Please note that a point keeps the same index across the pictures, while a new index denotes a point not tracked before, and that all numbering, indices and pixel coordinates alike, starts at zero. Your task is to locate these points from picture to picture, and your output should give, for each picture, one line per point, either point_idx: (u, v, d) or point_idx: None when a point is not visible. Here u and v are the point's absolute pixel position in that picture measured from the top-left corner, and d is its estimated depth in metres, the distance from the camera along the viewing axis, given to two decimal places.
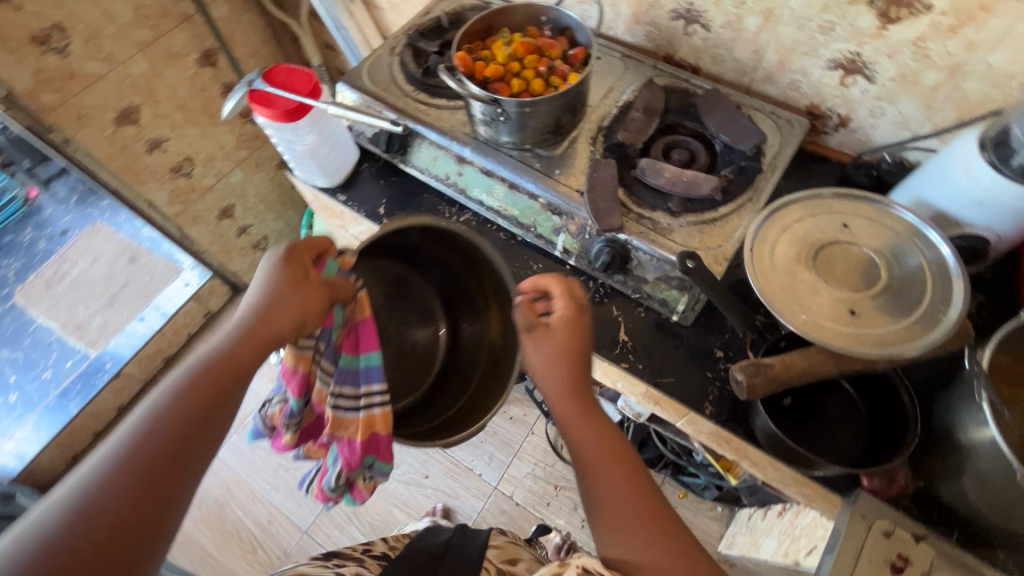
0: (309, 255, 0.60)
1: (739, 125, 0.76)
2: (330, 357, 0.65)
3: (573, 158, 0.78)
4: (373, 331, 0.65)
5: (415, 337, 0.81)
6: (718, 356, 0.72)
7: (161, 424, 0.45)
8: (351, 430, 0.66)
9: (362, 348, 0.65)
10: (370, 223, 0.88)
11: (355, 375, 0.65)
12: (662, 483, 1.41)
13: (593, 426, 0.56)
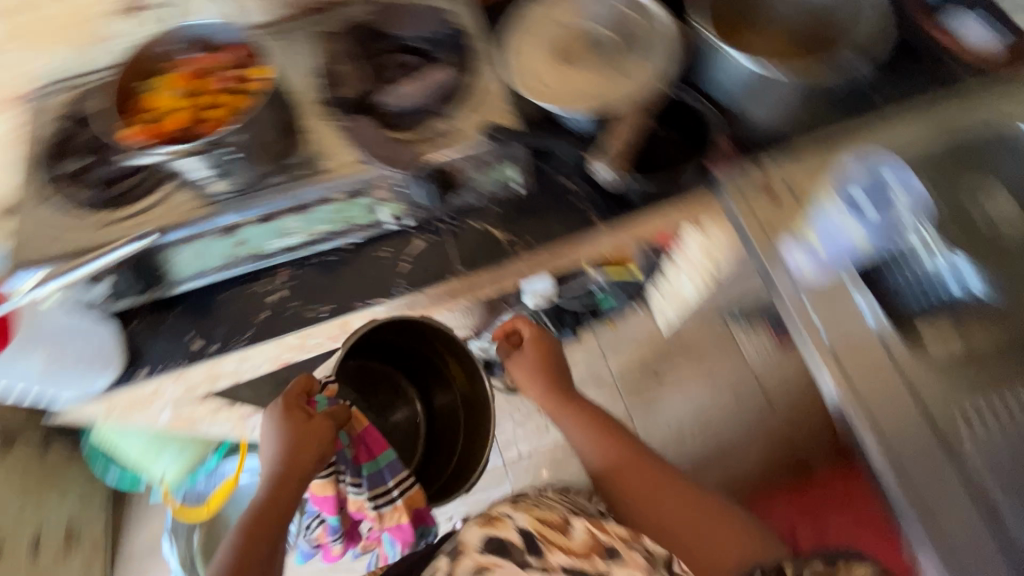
0: (298, 398, 0.78)
1: (420, 14, 0.78)
2: (352, 472, 0.89)
3: (326, 141, 0.71)
4: (376, 437, 0.92)
5: (396, 417, 1.16)
6: (569, 183, 0.77)
7: (239, 551, 0.69)
8: (395, 517, 0.94)
9: (373, 453, 0.91)
10: (200, 363, 0.74)
11: (378, 476, 0.92)
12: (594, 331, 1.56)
13: (567, 408, 0.93)
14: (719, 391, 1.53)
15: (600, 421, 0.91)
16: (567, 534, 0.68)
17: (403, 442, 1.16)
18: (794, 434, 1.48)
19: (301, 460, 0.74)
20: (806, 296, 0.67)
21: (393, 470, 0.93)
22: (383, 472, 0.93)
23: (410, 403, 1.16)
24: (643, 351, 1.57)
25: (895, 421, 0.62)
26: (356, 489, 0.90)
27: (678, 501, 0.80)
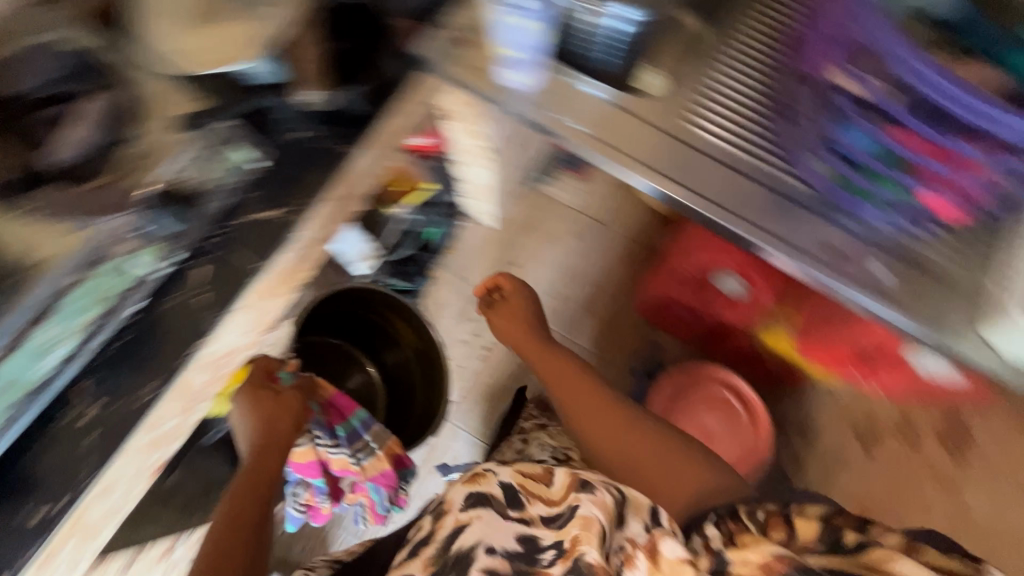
0: (262, 374, 0.78)
1: (30, 60, 0.65)
2: (329, 435, 1.08)
3: (22, 238, 0.61)
4: (346, 401, 1.11)
5: (354, 381, 1.45)
6: (303, 135, 0.77)
7: (228, 512, 0.72)
8: (377, 466, 1.19)
9: (345, 414, 1.11)
10: (64, 518, 0.67)
11: (354, 433, 1.13)
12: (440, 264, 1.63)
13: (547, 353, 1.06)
14: (566, 244, 1.69)
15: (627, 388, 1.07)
16: (548, 482, 0.72)
17: (362, 400, 1.45)
18: (636, 239, 1.70)
19: (279, 432, 0.78)
20: (541, 102, 0.78)
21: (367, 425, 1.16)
22: (358, 430, 1.13)
23: (364, 370, 1.46)
24: (489, 251, 1.67)
25: (644, 143, 0.77)
26: (336, 447, 1.11)
27: (631, 430, 0.92)
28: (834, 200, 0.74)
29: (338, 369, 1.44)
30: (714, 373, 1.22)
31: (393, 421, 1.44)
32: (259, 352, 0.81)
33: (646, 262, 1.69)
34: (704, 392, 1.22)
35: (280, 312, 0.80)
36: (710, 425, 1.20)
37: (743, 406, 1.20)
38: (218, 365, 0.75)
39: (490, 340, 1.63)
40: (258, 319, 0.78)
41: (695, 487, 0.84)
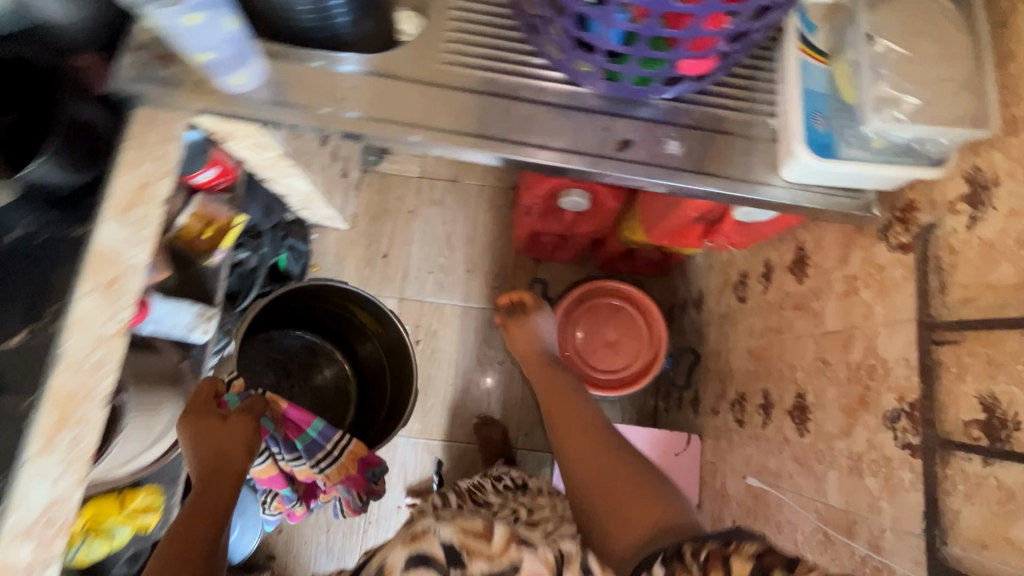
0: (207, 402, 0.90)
1: None
2: (286, 448, 1.15)
3: None
4: (301, 414, 1.16)
5: (320, 374, 1.48)
6: (21, 237, 0.66)
7: (176, 535, 0.74)
8: (343, 471, 1.21)
9: (299, 427, 1.15)
10: None
11: (312, 444, 1.17)
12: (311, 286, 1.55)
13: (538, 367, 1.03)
14: (429, 215, 1.61)
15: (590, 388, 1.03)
16: (489, 536, 0.57)
17: (331, 396, 1.48)
18: (494, 183, 1.64)
19: (229, 456, 0.86)
20: (289, 99, 0.69)
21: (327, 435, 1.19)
22: (317, 441, 1.18)
23: (334, 363, 1.50)
24: (355, 252, 1.58)
25: (412, 98, 0.69)
26: (297, 458, 1.17)
27: (592, 453, 0.82)
28: (625, 95, 0.69)
29: (305, 365, 1.48)
30: (601, 282, 1.21)
31: (360, 411, 1.47)
32: (206, 385, 0.93)
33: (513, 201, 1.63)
34: (592, 307, 1.20)
35: (91, 437, 0.67)
36: (609, 336, 1.18)
37: (637, 303, 1.20)
38: (43, 527, 0.64)
39: None
40: (62, 460, 0.65)
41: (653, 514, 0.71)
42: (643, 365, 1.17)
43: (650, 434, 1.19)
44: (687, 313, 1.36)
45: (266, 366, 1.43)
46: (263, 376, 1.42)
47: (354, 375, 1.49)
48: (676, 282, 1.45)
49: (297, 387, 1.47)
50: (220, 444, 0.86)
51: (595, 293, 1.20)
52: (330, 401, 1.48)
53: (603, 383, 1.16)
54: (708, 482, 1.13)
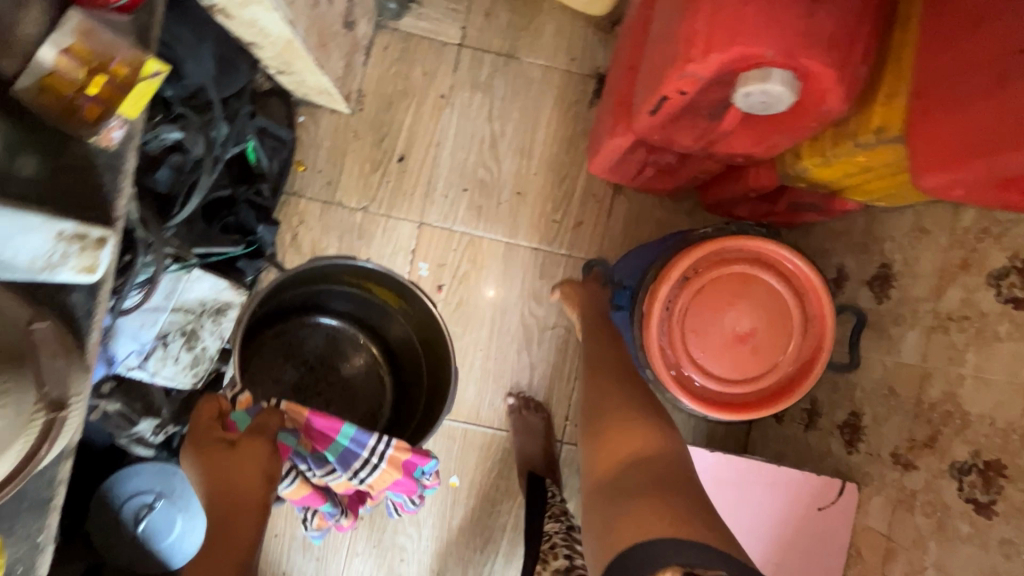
0: (207, 427, 0.69)
1: None
2: (315, 463, 0.81)
3: None
4: (326, 418, 0.81)
5: (350, 366, 1.08)
6: None
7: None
8: (387, 477, 0.85)
9: (327, 437, 0.80)
10: None
11: (346, 453, 0.81)
12: (303, 199, 1.08)
13: (682, 308, 0.88)
14: (468, 103, 1.11)
15: (733, 346, 0.88)
16: None
17: (364, 396, 1.08)
18: (567, 67, 1.12)
19: (242, 487, 0.63)
20: None
21: (364, 440, 0.81)
22: (352, 448, 0.81)
23: (364, 348, 1.10)
24: (359, 148, 1.09)
25: None
26: (331, 473, 0.83)
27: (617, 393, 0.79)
28: None
29: (330, 354, 1.08)
30: (714, 245, 0.86)
31: (399, 411, 1.07)
32: (212, 403, 0.71)
33: (591, 98, 1.13)
34: (707, 285, 0.88)
35: None
36: (741, 325, 0.88)
37: (773, 268, 0.88)
38: None
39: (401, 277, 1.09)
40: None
41: (640, 449, 0.69)
42: (799, 365, 0.87)
43: (783, 479, 0.79)
44: (845, 294, 0.92)
45: (285, 361, 1.05)
46: (283, 377, 1.04)
47: (391, 367, 1.09)
48: (823, 244, 1.00)
49: (322, 386, 1.07)
50: (227, 474, 0.64)
51: (705, 263, 0.87)
52: (364, 400, 1.08)
53: (738, 391, 0.89)
54: (867, 562, 0.75)
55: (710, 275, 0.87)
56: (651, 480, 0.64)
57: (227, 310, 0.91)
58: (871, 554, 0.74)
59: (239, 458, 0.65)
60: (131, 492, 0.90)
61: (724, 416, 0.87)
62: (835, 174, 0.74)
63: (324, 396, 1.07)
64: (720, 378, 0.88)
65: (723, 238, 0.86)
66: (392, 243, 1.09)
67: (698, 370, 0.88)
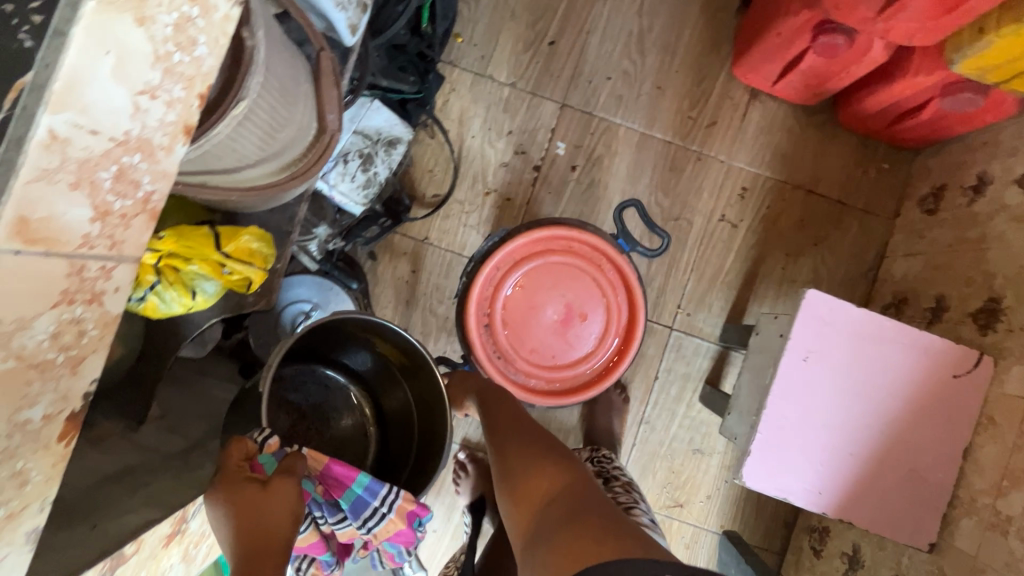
0: (238, 469, 0.58)
1: None
2: (329, 512, 0.73)
3: None
4: (344, 464, 0.73)
5: (344, 426, 0.98)
6: None
7: None
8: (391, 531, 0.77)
9: (343, 483, 0.72)
10: None
11: (358, 505, 0.73)
12: (456, 67, 1.14)
13: (502, 338, 0.95)
14: None
15: (562, 326, 0.96)
16: None
17: (353, 445, 0.98)
18: None
19: (272, 526, 0.55)
20: None
21: (379, 488, 0.74)
22: (363, 497, 0.74)
23: (359, 408, 0.99)
24: (513, 27, 1.15)
25: None
26: (342, 522, 0.74)
27: (520, 445, 0.66)
28: None
29: (322, 408, 0.98)
30: (470, 294, 0.92)
31: (387, 461, 0.96)
32: (239, 443, 0.59)
33: (739, 6, 1.17)
34: (503, 309, 0.95)
35: (214, 58, 0.34)
36: (556, 309, 0.95)
37: (529, 255, 0.94)
38: (121, 188, 0.32)
39: (539, 153, 1.15)
40: (181, 91, 0.33)
41: (552, 485, 0.59)
42: (620, 287, 0.96)
43: (924, 343, 0.82)
44: (987, 197, 0.94)
45: (277, 408, 0.94)
46: (276, 426, 0.93)
47: (375, 409, 0.99)
48: (962, 157, 1.02)
49: (313, 435, 0.96)
50: (261, 518, 0.54)
51: (488, 302, 0.94)
52: (352, 450, 0.98)
53: (611, 367, 0.96)
54: (1001, 426, 0.78)
55: (493, 302, 0.94)
56: (570, 517, 0.55)
57: (397, 144, 0.98)
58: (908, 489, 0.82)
59: (269, 498, 0.56)
60: (291, 299, 0.98)
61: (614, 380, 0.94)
62: (1010, 52, 0.78)
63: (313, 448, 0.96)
64: (588, 355, 0.96)
65: (474, 284, 0.92)
66: (534, 120, 1.15)
67: (558, 369, 0.96)
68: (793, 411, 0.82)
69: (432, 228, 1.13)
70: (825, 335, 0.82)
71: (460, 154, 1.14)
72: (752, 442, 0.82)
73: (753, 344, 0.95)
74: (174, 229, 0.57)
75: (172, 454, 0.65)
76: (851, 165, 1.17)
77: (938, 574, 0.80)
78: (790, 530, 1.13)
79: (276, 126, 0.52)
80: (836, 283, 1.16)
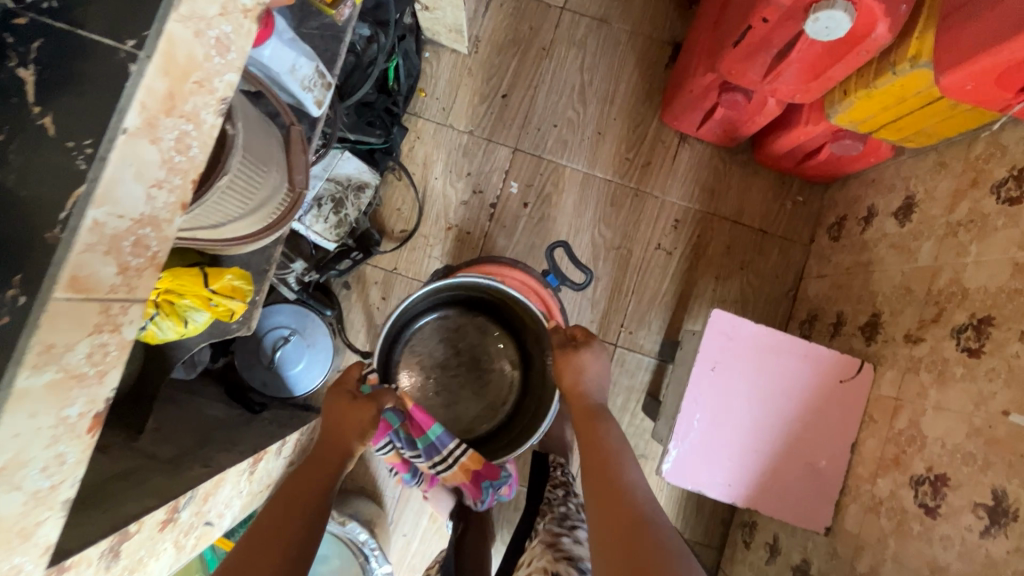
0: (348, 384, 0.90)
1: None
2: (406, 444, 1.00)
3: None
4: (424, 413, 0.98)
5: (496, 362, 1.15)
6: None
7: (275, 505, 0.71)
8: (456, 477, 1.01)
9: (421, 428, 0.98)
10: (23, 477, 0.42)
11: (431, 446, 0.99)
12: (419, 118, 1.30)
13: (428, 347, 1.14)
14: (565, 56, 1.33)
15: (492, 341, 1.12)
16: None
17: (496, 388, 1.15)
18: (649, 34, 1.34)
19: (343, 435, 0.84)
20: None
21: (445, 442, 0.98)
22: (438, 442, 0.99)
23: (507, 351, 1.15)
24: (470, 83, 1.32)
25: None
26: (416, 454, 1.01)
27: (618, 487, 0.74)
28: None
29: (476, 346, 1.16)
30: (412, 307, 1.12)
31: (518, 413, 1.13)
32: (354, 366, 0.93)
33: (667, 62, 1.34)
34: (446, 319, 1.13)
35: (202, 154, 0.48)
36: None
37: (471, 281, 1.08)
38: (137, 250, 0.45)
39: (495, 192, 1.30)
40: (179, 180, 0.47)
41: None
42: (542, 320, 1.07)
43: (814, 354, 0.96)
44: (874, 226, 1.10)
45: (438, 341, 1.16)
46: (433, 353, 1.16)
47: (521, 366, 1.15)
48: (857, 192, 1.18)
49: (463, 370, 1.16)
50: (342, 426, 0.84)
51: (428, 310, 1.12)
52: (493, 392, 1.16)
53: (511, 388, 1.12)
54: (877, 422, 0.92)
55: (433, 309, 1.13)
56: (627, 546, 0.64)
57: (365, 188, 1.13)
58: (819, 484, 0.95)
59: (352, 409, 0.86)
60: (272, 325, 1.12)
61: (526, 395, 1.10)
62: (871, 108, 0.94)
63: (461, 380, 1.16)
64: None
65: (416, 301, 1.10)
66: (490, 162, 1.31)
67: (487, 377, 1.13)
68: (705, 415, 0.95)
69: (400, 259, 1.27)
70: (729, 347, 0.96)
71: (425, 195, 1.29)
72: (672, 443, 0.95)
73: (679, 360, 1.08)
74: (170, 270, 0.70)
75: (168, 459, 0.77)
76: (770, 199, 1.32)
77: (833, 554, 0.92)
78: (727, 527, 1.25)
79: (255, 190, 0.66)
80: (761, 302, 1.31)
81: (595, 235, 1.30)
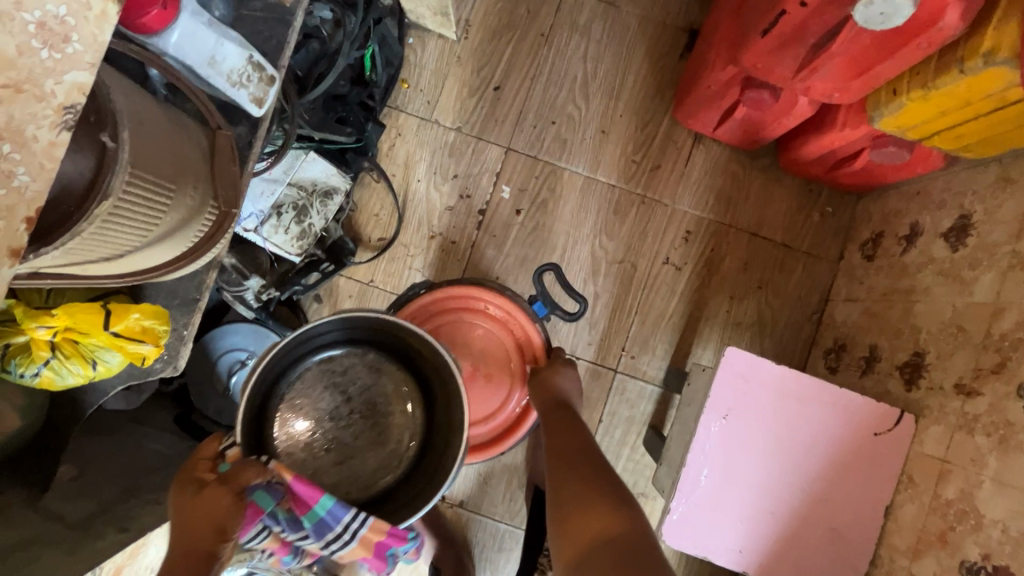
0: (197, 467, 0.69)
1: None
2: (288, 527, 0.76)
3: None
4: (309, 484, 0.74)
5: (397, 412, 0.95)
6: None
7: None
8: (355, 552, 0.82)
9: (306, 505, 0.75)
10: None
11: (321, 525, 0.77)
12: (399, 113, 1.16)
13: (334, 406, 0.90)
14: (566, 43, 1.18)
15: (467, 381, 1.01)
16: None
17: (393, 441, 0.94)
18: (662, 21, 1.18)
19: (199, 534, 0.63)
20: None
21: (340, 514, 0.77)
22: (330, 520, 0.77)
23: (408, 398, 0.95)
24: (457, 74, 1.17)
25: None
26: (302, 537, 0.78)
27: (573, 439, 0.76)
28: None
29: (370, 393, 0.94)
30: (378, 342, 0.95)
31: (422, 459, 0.92)
32: (211, 443, 0.73)
33: (683, 52, 1.18)
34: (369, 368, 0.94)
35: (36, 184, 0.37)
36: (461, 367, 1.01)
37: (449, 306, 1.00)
38: None
39: (484, 197, 1.16)
40: None
41: (602, 532, 0.59)
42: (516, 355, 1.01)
43: (843, 402, 0.82)
44: (917, 248, 0.94)
45: (323, 390, 0.93)
46: (318, 404, 0.92)
47: (425, 408, 0.94)
48: (898, 206, 1.03)
49: (356, 422, 0.94)
50: (193, 522, 0.63)
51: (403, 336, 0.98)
52: (393, 441, 0.94)
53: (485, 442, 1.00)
54: (919, 486, 0.78)
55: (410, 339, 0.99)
56: (578, 495, 0.65)
57: (334, 195, 0.99)
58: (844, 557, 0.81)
59: (204, 499, 0.64)
60: (227, 348, 1.00)
61: (502, 443, 0.99)
62: (924, 113, 0.78)
63: (351, 436, 0.93)
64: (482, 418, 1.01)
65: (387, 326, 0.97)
66: (479, 163, 1.16)
67: None
68: (712, 471, 0.82)
69: (377, 271, 1.14)
70: (745, 392, 0.82)
71: (405, 201, 1.15)
72: (673, 502, 0.82)
73: (687, 397, 0.94)
74: (66, 307, 0.58)
75: (79, 522, 0.65)
76: (795, 209, 1.17)
77: None
78: None
79: (160, 214, 0.53)
80: (781, 325, 1.16)
81: (595, 248, 1.16)
